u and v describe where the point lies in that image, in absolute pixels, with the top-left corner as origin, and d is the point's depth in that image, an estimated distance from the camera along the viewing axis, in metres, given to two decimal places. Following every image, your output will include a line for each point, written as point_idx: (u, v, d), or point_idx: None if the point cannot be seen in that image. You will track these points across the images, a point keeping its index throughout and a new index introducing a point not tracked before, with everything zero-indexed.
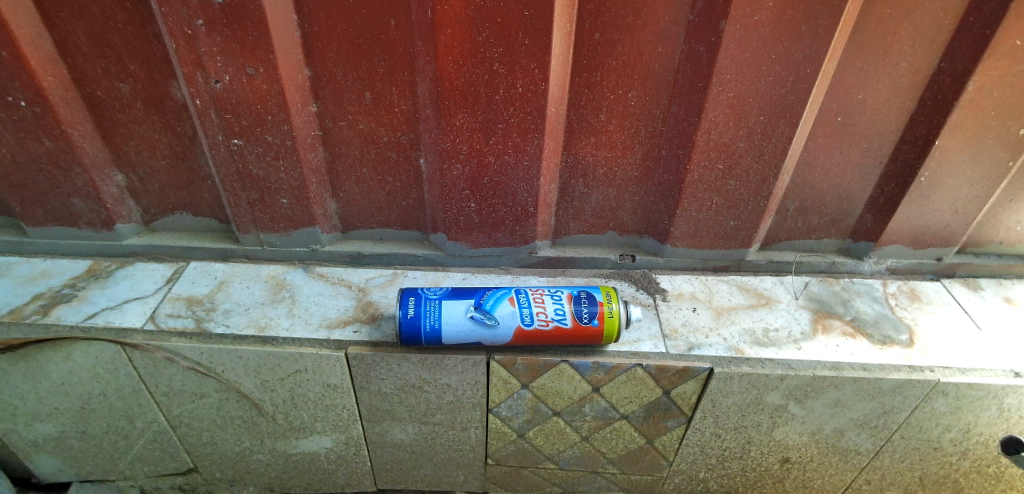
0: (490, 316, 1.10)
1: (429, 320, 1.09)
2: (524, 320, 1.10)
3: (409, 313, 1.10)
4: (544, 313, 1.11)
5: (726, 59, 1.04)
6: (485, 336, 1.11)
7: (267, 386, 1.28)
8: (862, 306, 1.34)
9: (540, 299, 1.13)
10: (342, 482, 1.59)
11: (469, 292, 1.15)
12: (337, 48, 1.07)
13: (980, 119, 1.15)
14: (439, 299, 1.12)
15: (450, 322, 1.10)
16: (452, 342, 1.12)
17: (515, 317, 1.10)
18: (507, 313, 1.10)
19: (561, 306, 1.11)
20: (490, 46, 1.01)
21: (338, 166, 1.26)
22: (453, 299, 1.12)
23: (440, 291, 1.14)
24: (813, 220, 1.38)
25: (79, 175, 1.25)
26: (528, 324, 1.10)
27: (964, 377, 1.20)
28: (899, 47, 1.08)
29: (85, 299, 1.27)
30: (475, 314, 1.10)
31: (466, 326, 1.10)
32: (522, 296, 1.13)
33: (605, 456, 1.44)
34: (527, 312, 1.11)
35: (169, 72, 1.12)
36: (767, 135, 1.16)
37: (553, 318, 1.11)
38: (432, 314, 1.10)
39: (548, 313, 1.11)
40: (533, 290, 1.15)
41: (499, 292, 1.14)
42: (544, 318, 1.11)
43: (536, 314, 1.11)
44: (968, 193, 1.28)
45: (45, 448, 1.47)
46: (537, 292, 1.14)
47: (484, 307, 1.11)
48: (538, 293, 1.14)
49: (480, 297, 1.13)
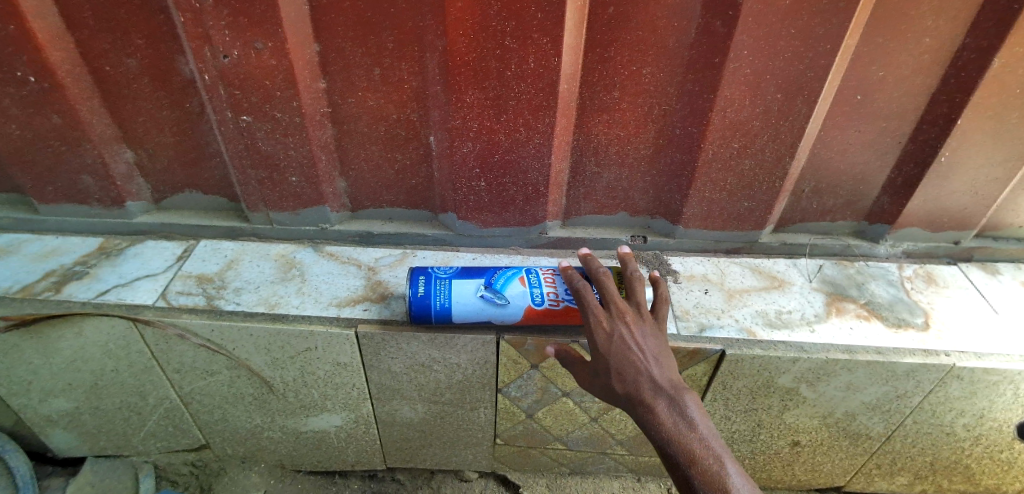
0: (500, 296, 1.10)
1: (438, 299, 1.09)
2: (534, 299, 1.09)
3: (419, 291, 1.10)
4: (554, 292, 1.10)
5: (743, 34, 1.02)
6: (495, 315, 1.10)
7: (277, 363, 1.29)
8: (877, 289, 1.32)
9: (551, 280, 1.12)
10: (352, 460, 1.61)
11: (478, 272, 1.14)
12: (344, 21, 1.05)
13: (1004, 97, 1.12)
14: (449, 278, 1.12)
15: (460, 301, 1.09)
16: (462, 322, 1.11)
17: (525, 296, 1.09)
18: (516, 293, 1.10)
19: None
20: (501, 19, 0.98)
21: (347, 144, 1.25)
22: (463, 278, 1.12)
23: (450, 270, 1.14)
24: (828, 202, 1.36)
25: (89, 152, 1.25)
26: (538, 304, 1.09)
27: (980, 361, 1.18)
28: (924, 22, 1.04)
29: (96, 276, 1.28)
30: (485, 293, 1.10)
31: (477, 305, 1.09)
32: (532, 275, 1.13)
33: (614, 437, 1.44)
34: (537, 292, 1.10)
35: (175, 46, 1.10)
36: (783, 114, 1.13)
37: (563, 298, 1.09)
38: (442, 293, 1.10)
39: (558, 293, 1.10)
40: (544, 271, 1.14)
41: (509, 272, 1.13)
42: (555, 298, 1.09)
43: (546, 294, 1.10)
44: (988, 175, 1.25)
45: (60, 423, 1.50)
46: (547, 272, 1.14)
47: (494, 286, 1.11)
48: (548, 273, 1.13)
49: (490, 276, 1.13)
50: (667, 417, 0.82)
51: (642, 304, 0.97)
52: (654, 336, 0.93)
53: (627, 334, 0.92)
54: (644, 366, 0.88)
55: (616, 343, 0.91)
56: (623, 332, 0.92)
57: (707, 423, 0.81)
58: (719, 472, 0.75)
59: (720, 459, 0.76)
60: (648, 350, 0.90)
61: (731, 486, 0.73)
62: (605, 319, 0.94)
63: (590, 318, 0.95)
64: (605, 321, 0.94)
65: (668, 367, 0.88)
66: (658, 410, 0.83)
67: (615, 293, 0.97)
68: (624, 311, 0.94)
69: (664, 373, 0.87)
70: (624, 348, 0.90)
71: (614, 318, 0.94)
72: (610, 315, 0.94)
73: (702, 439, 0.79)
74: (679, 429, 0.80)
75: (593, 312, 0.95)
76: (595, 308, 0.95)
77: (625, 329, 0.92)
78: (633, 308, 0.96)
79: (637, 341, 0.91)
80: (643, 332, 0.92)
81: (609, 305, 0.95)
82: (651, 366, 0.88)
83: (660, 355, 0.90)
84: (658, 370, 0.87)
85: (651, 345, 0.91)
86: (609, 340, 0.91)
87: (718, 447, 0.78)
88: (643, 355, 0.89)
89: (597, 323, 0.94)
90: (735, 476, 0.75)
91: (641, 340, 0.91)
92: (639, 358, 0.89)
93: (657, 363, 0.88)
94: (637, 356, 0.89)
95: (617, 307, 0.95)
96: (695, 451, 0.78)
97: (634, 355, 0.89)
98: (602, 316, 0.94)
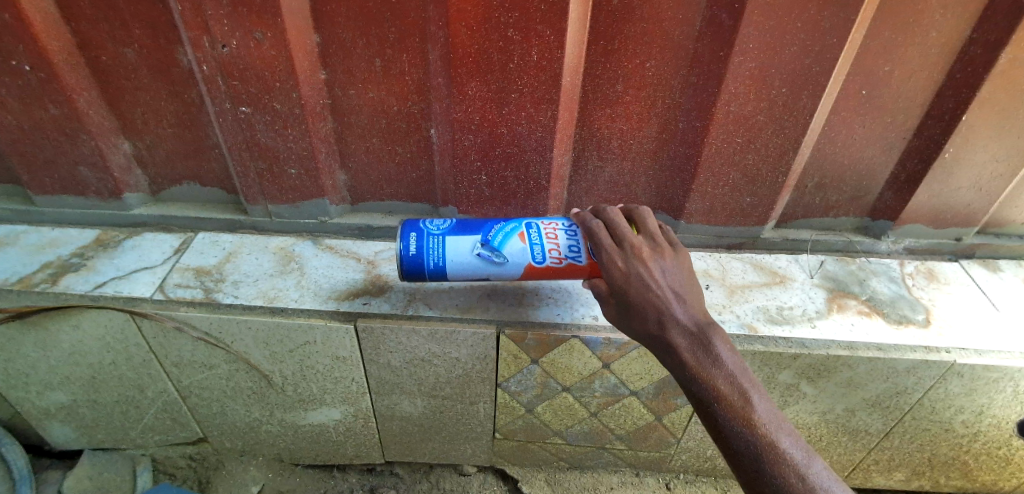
0: (498, 254, 1.03)
1: (432, 258, 1.03)
2: (536, 257, 1.03)
3: (410, 250, 1.03)
4: (557, 250, 1.02)
5: (749, 28, 1.00)
6: (493, 274, 1.05)
7: (276, 357, 1.28)
8: (878, 286, 1.31)
9: (552, 234, 1.04)
10: (350, 454, 1.60)
11: (475, 227, 1.07)
12: (346, 11, 1.04)
13: (1010, 93, 1.11)
14: (442, 235, 1.05)
15: (455, 260, 1.04)
16: (458, 278, 1.07)
17: (525, 254, 1.03)
18: (516, 250, 1.03)
19: (577, 243, 1.02)
20: (505, 11, 0.97)
21: (347, 135, 1.23)
22: (458, 234, 1.05)
23: (443, 226, 1.07)
24: (831, 197, 1.35)
25: (86, 143, 1.23)
26: (540, 262, 1.03)
27: (980, 358, 1.18)
28: (932, 16, 1.03)
29: (94, 268, 1.27)
30: (482, 251, 1.04)
31: (473, 263, 1.04)
32: (533, 231, 1.04)
33: (613, 432, 1.44)
34: (538, 249, 1.03)
35: (174, 36, 1.08)
36: (789, 109, 1.12)
37: (566, 256, 1.02)
38: (435, 251, 1.03)
39: (561, 250, 1.02)
40: (546, 223, 1.06)
41: (508, 227, 1.05)
42: (556, 256, 1.02)
43: (547, 250, 1.03)
44: (992, 171, 1.25)
45: (57, 416, 1.49)
46: (550, 226, 1.05)
47: (491, 244, 1.04)
48: (550, 226, 1.05)
49: (488, 233, 1.05)
50: (691, 355, 0.82)
51: (657, 238, 0.94)
52: (673, 271, 0.90)
53: (646, 272, 0.88)
54: (666, 304, 0.86)
55: (635, 282, 0.88)
56: (641, 270, 0.89)
57: (733, 358, 0.82)
58: (745, 407, 0.77)
59: (746, 396, 0.78)
60: (669, 286, 0.88)
61: (757, 421, 0.76)
62: (621, 258, 0.90)
63: (605, 258, 0.91)
64: (621, 261, 0.90)
65: (689, 302, 0.87)
66: (682, 349, 0.83)
67: (627, 231, 0.93)
68: (640, 248, 0.91)
69: (686, 310, 0.86)
70: (644, 287, 0.87)
71: (630, 257, 0.90)
72: (625, 253, 0.90)
73: (728, 376, 0.80)
74: (704, 367, 0.81)
75: (608, 251, 0.91)
76: (610, 247, 0.92)
77: (643, 266, 0.89)
78: (649, 244, 0.93)
79: (656, 278, 0.88)
80: (662, 269, 0.89)
81: (623, 244, 0.91)
82: (673, 304, 0.86)
83: (680, 290, 0.88)
84: (681, 308, 0.86)
85: (671, 281, 0.89)
86: (627, 279, 0.89)
87: (745, 382, 0.79)
88: (664, 294, 0.87)
89: (614, 262, 0.90)
90: (761, 409, 0.77)
91: (661, 276, 0.88)
92: (660, 296, 0.87)
93: (677, 300, 0.87)
94: (659, 295, 0.86)
95: (632, 245, 0.91)
96: (722, 389, 0.79)
97: (655, 294, 0.87)
98: (618, 255, 0.91)
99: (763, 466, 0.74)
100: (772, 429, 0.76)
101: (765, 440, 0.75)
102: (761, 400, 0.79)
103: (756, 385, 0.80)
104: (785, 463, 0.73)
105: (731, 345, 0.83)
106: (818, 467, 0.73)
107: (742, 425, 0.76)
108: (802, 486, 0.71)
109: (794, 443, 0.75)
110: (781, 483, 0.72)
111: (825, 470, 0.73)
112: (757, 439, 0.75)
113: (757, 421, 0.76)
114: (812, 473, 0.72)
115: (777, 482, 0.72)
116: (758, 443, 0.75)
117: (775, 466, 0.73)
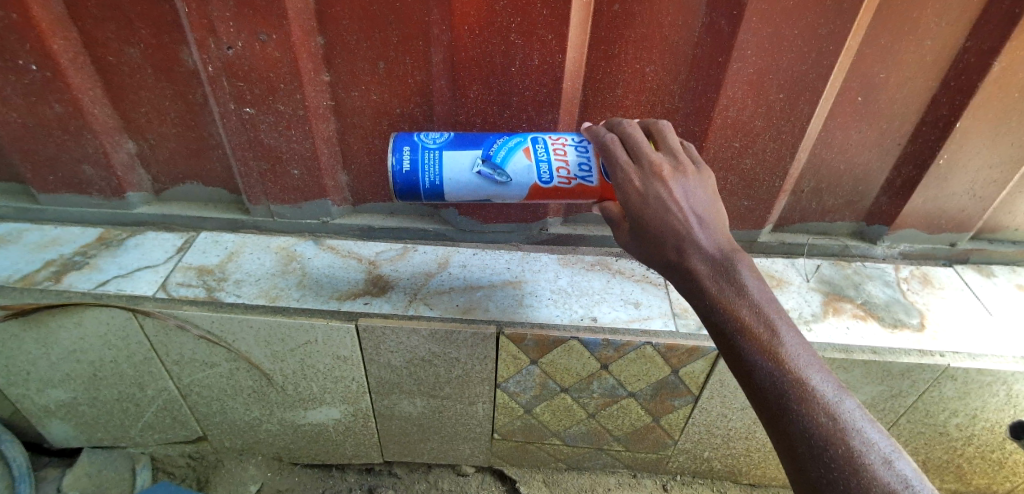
0: (501, 172, 0.99)
1: (428, 176, 0.99)
2: (542, 176, 0.98)
3: (405, 167, 0.99)
4: (565, 168, 0.98)
5: (748, 34, 1.02)
6: (496, 193, 1.01)
7: (277, 356, 1.29)
8: (873, 290, 1.33)
9: (560, 150, 0.98)
10: (349, 453, 1.61)
11: (475, 143, 1.02)
12: (350, 14, 1.05)
13: (1003, 100, 1.13)
14: (439, 150, 1.00)
15: (453, 177, 0.99)
16: (457, 197, 1.02)
17: (530, 172, 0.98)
18: (521, 168, 0.98)
19: (586, 160, 0.97)
20: (507, 15, 0.98)
21: (349, 136, 1.25)
22: (456, 150, 1.00)
23: (440, 141, 1.01)
24: (828, 202, 1.37)
25: (90, 141, 1.24)
26: (546, 182, 0.99)
27: (974, 362, 1.20)
28: (927, 24, 1.05)
29: (96, 267, 1.28)
30: (483, 169, 0.99)
31: (473, 182, 1.00)
32: (539, 146, 0.99)
33: (611, 433, 1.45)
34: (544, 167, 0.98)
35: (179, 36, 1.10)
36: (786, 114, 1.14)
37: (575, 176, 0.98)
38: (432, 167, 0.99)
39: (570, 169, 0.97)
40: (553, 138, 1.00)
41: (512, 142, 1.00)
42: (565, 175, 0.98)
43: (554, 168, 0.98)
44: (986, 177, 1.27)
45: (57, 414, 1.49)
46: (557, 141, 1.00)
47: (493, 162, 0.99)
48: (558, 141, 1.00)
49: (489, 149, 1.00)
50: (713, 284, 0.73)
51: (680, 155, 0.82)
52: (697, 191, 0.78)
53: (666, 192, 0.76)
54: (687, 228, 0.75)
55: (652, 203, 0.77)
56: (660, 189, 0.77)
57: (760, 287, 0.73)
58: (771, 342, 0.70)
59: (773, 327, 0.71)
60: (691, 208, 0.76)
61: (784, 356, 0.69)
62: (638, 176, 0.79)
63: (620, 177, 0.80)
64: (638, 179, 0.79)
65: (714, 227, 0.76)
66: (703, 278, 0.74)
67: (646, 147, 0.81)
68: (660, 166, 0.79)
69: (709, 235, 0.75)
70: (663, 210, 0.76)
71: (648, 175, 0.78)
72: (642, 171, 0.79)
73: (753, 307, 0.72)
74: (728, 297, 0.72)
75: (624, 170, 0.80)
76: (626, 166, 0.81)
77: (662, 185, 0.77)
78: (671, 161, 0.80)
79: (677, 198, 0.76)
80: (684, 188, 0.77)
81: (640, 161, 0.80)
82: (695, 229, 0.75)
83: (704, 215, 0.77)
84: (703, 233, 0.75)
85: (694, 203, 0.77)
86: (644, 201, 0.77)
87: (771, 313, 0.72)
88: (685, 217, 0.76)
89: (629, 181, 0.79)
90: (790, 344, 0.70)
91: (683, 196, 0.77)
92: (679, 219, 0.75)
93: (700, 224, 0.76)
94: (678, 218, 0.75)
95: (651, 163, 0.79)
96: (745, 319, 0.71)
97: (675, 216, 0.76)
98: (635, 174, 0.79)
99: (789, 404, 0.67)
100: (801, 365, 0.69)
101: (791, 375, 0.68)
102: (790, 334, 0.71)
103: (784, 317, 0.72)
104: (813, 401, 0.66)
105: (758, 273, 0.74)
106: (850, 406, 0.67)
107: (767, 359, 0.69)
108: (832, 426, 0.65)
109: (824, 380, 0.68)
110: (809, 421, 0.65)
111: (857, 409, 0.67)
112: (784, 375, 0.68)
113: (784, 356, 0.69)
114: (843, 412, 0.66)
115: (805, 419, 0.66)
116: (785, 377, 0.68)
117: (802, 405, 0.66)
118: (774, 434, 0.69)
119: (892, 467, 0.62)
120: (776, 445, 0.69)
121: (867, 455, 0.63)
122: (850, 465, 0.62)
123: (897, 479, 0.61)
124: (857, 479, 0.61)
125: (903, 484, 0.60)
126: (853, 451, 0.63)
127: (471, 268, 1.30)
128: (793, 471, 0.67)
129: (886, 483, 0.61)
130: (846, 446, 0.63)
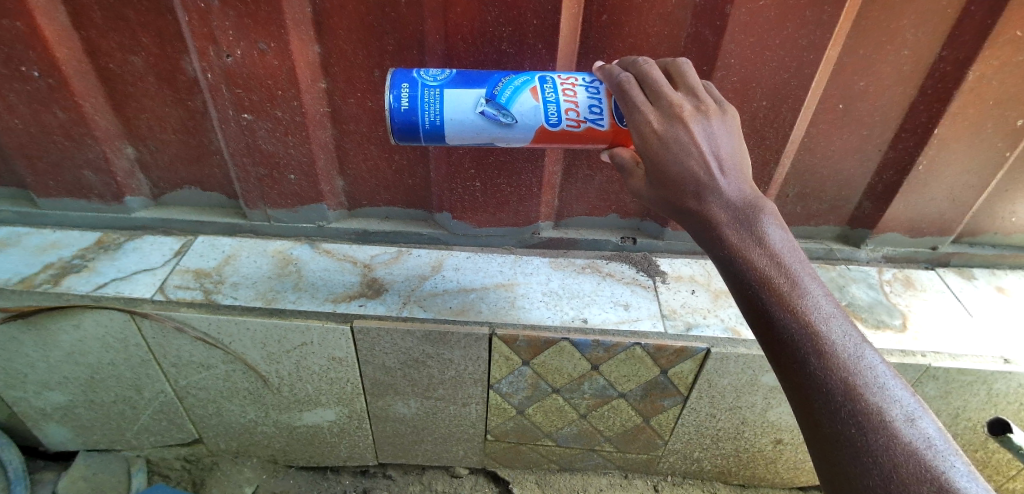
0: (506, 113, 0.94)
1: (428, 115, 0.93)
2: (550, 119, 0.94)
3: (402, 106, 0.92)
4: (575, 110, 0.94)
5: (731, 45, 1.06)
6: (500, 136, 0.96)
7: (273, 357, 1.31)
8: (857, 292, 1.36)
9: (570, 90, 0.94)
10: (344, 455, 1.63)
11: (479, 80, 0.96)
12: (347, 24, 1.08)
13: (979, 108, 1.17)
14: (440, 88, 0.94)
15: (455, 118, 0.94)
16: (458, 139, 0.97)
17: (538, 114, 0.94)
18: (527, 109, 0.94)
19: (598, 102, 0.93)
20: (499, 25, 1.02)
21: (346, 143, 1.27)
22: (458, 88, 0.94)
23: (440, 79, 0.95)
24: (812, 207, 1.41)
25: (91, 147, 1.26)
26: (554, 125, 0.95)
27: (954, 362, 1.23)
28: (903, 36, 1.09)
29: (95, 270, 1.30)
30: (487, 109, 0.94)
31: (477, 123, 0.94)
32: (547, 86, 0.94)
33: (602, 434, 1.47)
34: (553, 109, 0.94)
35: (180, 45, 1.12)
36: (769, 121, 1.18)
37: (586, 119, 0.94)
38: (432, 105, 0.93)
39: (580, 111, 0.94)
40: (562, 77, 0.96)
41: (518, 81, 0.95)
42: (574, 119, 0.94)
43: (564, 111, 0.94)
44: (965, 182, 1.31)
45: (54, 417, 1.51)
46: (566, 80, 0.95)
47: (498, 101, 0.93)
48: (568, 81, 0.95)
49: (494, 87, 0.95)
50: (732, 231, 0.73)
51: (702, 96, 0.82)
52: (720, 132, 0.79)
53: (686, 134, 0.77)
54: (707, 174, 0.76)
55: (672, 146, 0.77)
56: (681, 133, 0.77)
57: (781, 237, 0.73)
58: (793, 295, 0.69)
59: (794, 278, 0.71)
60: (714, 151, 0.77)
61: (805, 308, 0.69)
62: (657, 118, 0.79)
63: (638, 118, 0.80)
64: (658, 122, 0.79)
65: (734, 171, 0.77)
66: (722, 225, 0.74)
67: (665, 87, 0.82)
68: (680, 107, 0.79)
69: (731, 182, 0.76)
70: (682, 153, 0.77)
71: (667, 116, 0.79)
72: (663, 113, 0.79)
73: (773, 257, 0.71)
74: (746, 245, 0.72)
75: (642, 111, 0.80)
76: (644, 107, 0.81)
77: (683, 127, 0.77)
78: (691, 102, 0.81)
79: (698, 141, 0.77)
80: (705, 129, 0.78)
81: (659, 102, 0.80)
82: (716, 175, 0.76)
83: (725, 162, 0.77)
84: (725, 181, 0.76)
85: (715, 145, 0.78)
86: (663, 143, 0.78)
87: (792, 264, 0.71)
88: (705, 159, 0.76)
89: (648, 123, 0.79)
90: (812, 296, 0.70)
91: (705, 139, 0.77)
92: (697, 165, 0.76)
93: (721, 170, 0.76)
94: (698, 163, 0.76)
95: (671, 103, 0.79)
96: (764, 269, 0.71)
97: (694, 160, 0.76)
98: (654, 115, 0.79)
99: (808, 358, 0.67)
100: (822, 318, 0.68)
101: (812, 328, 0.68)
102: (812, 285, 0.71)
103: (804, 268, 0.72)
104: (833, 355, 0.66)
105: (781, 223, 0.74)
106: (871, 361, 0.67)
107: (787, 313, 0.69)
108: (851, 381, 0.65)
109: (846, 333, 0.68)
110: (828, 377, 0.65)
111: (879, 364, 0.67)
112: (804, 328, 0.68)
113: (804, 309, 0.69)
114: (863, 366, 0.66)
115: (824, 375, 0.65)
116: (805, 330, 0.67)
117: (822, 359, 0.66)
118: (790, 388, 0.69)
119: (914, 425, 0.62)
120: (791, 399, 0.70)
121: (886, 411, 0.63)
122: (868, 421, 0.62)
123: (917, 438, 0.61)
124: (876, 435, 0.61)
125: (923, 443, 0.61)
126: (872, 408, 0.63)
127: (464, 271, 1.33)
128: (808, 425, 0.67)
129: (906, 441, 0.61)
130: (866, 402, 0.63)
